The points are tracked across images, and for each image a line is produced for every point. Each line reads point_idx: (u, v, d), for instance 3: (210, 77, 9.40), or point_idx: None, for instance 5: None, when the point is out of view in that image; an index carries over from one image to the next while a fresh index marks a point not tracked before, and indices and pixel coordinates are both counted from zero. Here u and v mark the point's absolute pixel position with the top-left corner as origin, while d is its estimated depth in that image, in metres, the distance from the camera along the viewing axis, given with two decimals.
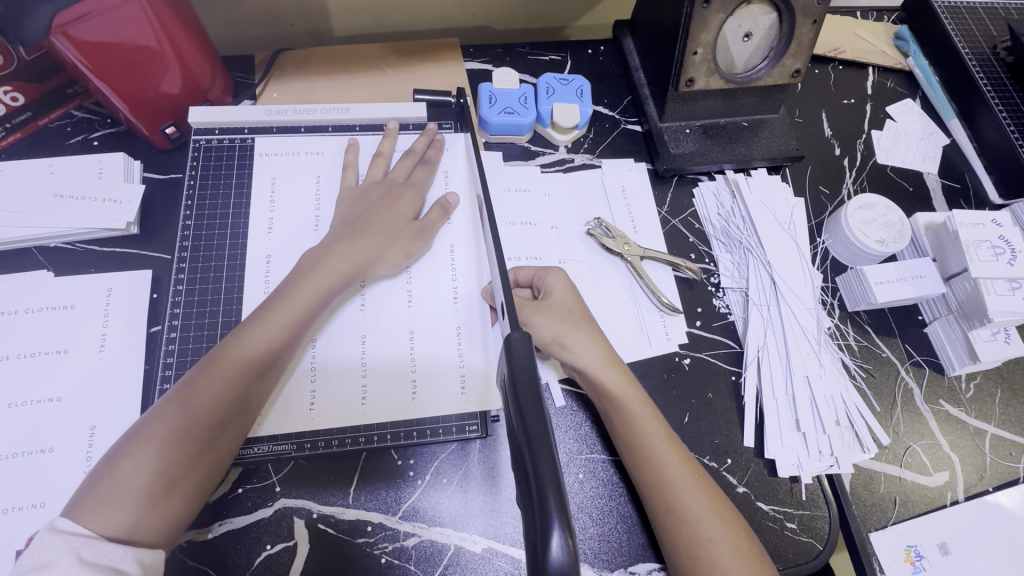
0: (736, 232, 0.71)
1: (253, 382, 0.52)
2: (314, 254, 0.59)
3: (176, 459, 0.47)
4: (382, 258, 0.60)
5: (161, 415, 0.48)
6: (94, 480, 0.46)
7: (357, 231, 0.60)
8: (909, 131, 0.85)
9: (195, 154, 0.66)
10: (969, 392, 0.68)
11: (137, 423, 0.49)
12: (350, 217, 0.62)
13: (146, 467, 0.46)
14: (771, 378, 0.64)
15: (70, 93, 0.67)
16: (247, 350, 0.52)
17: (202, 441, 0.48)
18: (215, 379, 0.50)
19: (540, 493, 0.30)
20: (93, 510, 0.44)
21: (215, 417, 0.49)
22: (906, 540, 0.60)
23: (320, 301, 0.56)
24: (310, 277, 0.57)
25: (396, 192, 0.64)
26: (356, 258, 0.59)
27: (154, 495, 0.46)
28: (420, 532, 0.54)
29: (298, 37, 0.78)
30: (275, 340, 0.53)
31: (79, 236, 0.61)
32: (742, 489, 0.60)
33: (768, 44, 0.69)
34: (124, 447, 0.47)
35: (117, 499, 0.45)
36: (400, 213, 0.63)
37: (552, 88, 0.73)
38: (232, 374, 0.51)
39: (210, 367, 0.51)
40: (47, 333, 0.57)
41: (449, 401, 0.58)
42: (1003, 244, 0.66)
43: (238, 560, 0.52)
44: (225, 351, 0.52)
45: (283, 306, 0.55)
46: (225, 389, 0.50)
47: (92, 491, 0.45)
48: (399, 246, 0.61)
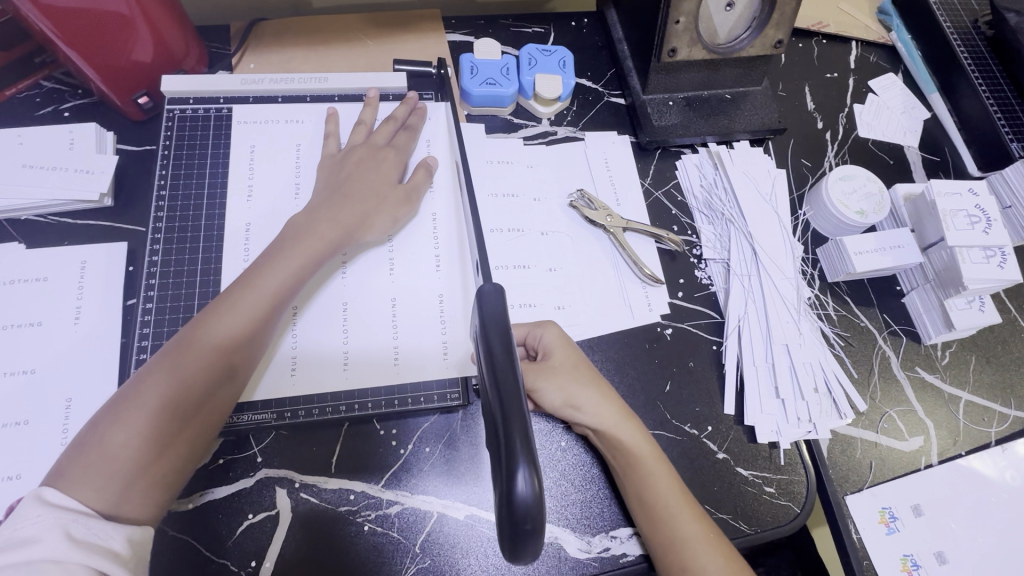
0: (718, 204, 0.72)
1: (240, 353, 0.51)
2: (301, 222, 0.58)
3: (164, 427, 0.47)
4: (369, 224, 0.60)
5: (146, 384, 0.48)
6: (77, 449, 0.45)
7: (343, 198, 0.60)
8: (891, 105, 0.85)
9: (169, 124, 0.64)
10: (944, 359, 0.69)
11: (120, 392, 0.48)
12: (332, 184, 0.61)
13: (133, 437, 0.46)
14: (752, 347, 0.65)
15: (37, 62, 0.65)
16: (234, 320, 0.51)
17: (191, 411, 0.48)
18: (200, 348, 0.49)
19: (507, 441, 0.31)
20: (80, 481, 0.44)
21: (203, 387, 0.49)
22: (881, 502, 0.61)
23: (308, 271, 0.56)
24: (297, 246, 0.56)
25: (378, 155, 0.64)
26: (344, 224, 0.58)
27: (143, 465, 0.46)
28: (403, 500, 0.55)
29: (275, 7, 0.77)
30: (262, 311, 0.52)
31: (51, 209, 0.60)
32: (722, 455, 0.61)
33: (751, 13, 0.69)
34: (108, 416, 0.46)
35: (104, 469, 0.44)
36: (383, 182, 0.62)
37: (534, 59, 0.73)
38: (218, 342, 0.50)
39: (195, 335, 0.50)
40: (21, 306, 0.56)
41: (430, 371, 0.58)
42: (980, 213, 0.66)
43: (220, 529, 0.52)
44: (209, 320, 0.51)
45: (270, 277, 0.54)
46: (211, 359, 0.49)
47: (77, 461, 0.45)
48: (386, 213, 0.61)
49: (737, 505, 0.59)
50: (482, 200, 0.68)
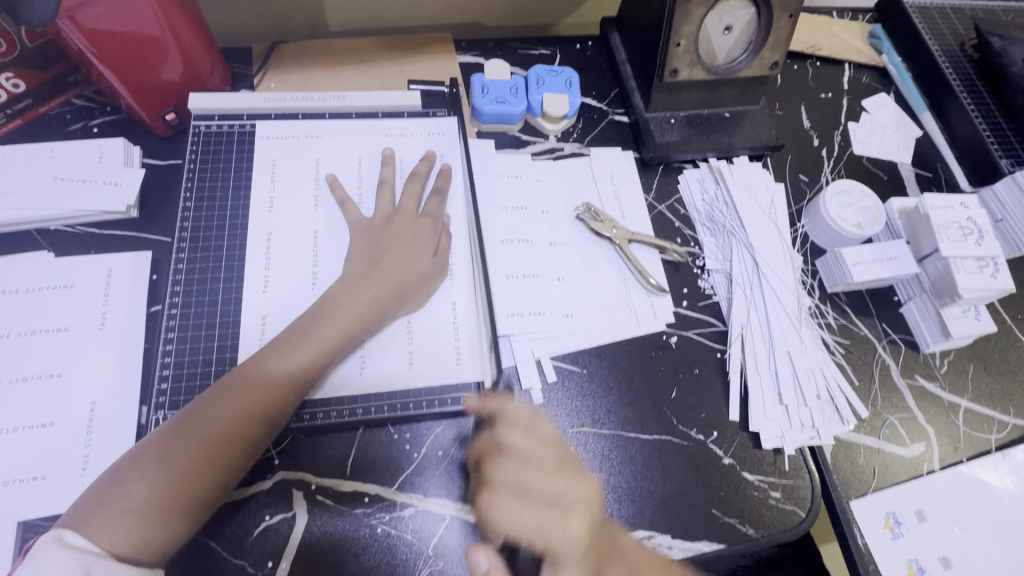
0: (720, 217, 0.74)
1: (260, 423, 0.52)
2: (337, 294, 0.58)
3: (179, 489, 0.48)
4: (406, 297, 0.60)
5: (169, 441, 0.50)
6: (102, 494, 0.48)
7: (379, 269, 0.60)
8: (884, 123, 0.88)
9: (195, 139, 0.67)
10: (943, 368, 0.71)
11: (147, 443, 0.51)
12: (367, 252, 0.61)
13: (152, 493, 0.48)
14: (754, 355, 0.66)
15: (70, 82, 0.68)
16: (256, 391, 0.52)
17: (205, 478, 0.49)
18: (222, 414, 0.51)
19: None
20: (97, 527, 0.46)
21: (221, 453, 0.50)
22: (885, 507, 0.62)
23: (336, 347, 0.56)
24: (329, 318, 0.57)
25: (417, 225, 0.64)
26: (381, 296, 0.59)
27: (154, 521, 0.47)
28: (416, 503, 0.56)
29: (294, 30, 0.80)
30: (286, 386, 0.53)
31: (79, 219, 0.62)
32: (727, 459, 0.62)
33: (748, 36, 0.73)
34: (130, 469, 0.49)
35: (120, 518, 0.47)
36: (419, 251, 0.62)
37: (542, 79, 0.76)
38: (240, 413, 0.51)
39: (223, 397, 0.52)
40: (48, 312, 0.58)
41: (444, 375, 0.60)
42: (971, 225, 0.69)
43: (237, 530, 0.53)
44: (237, 384, 0.53)
45: (298, 351, 0.55)
46: (232, 426, 0.51)
47: (99, 506, 0.47)
48: (421, 287, 0.61)
49: (743, 509, 0.60)
50: (493, 212, 0.70)
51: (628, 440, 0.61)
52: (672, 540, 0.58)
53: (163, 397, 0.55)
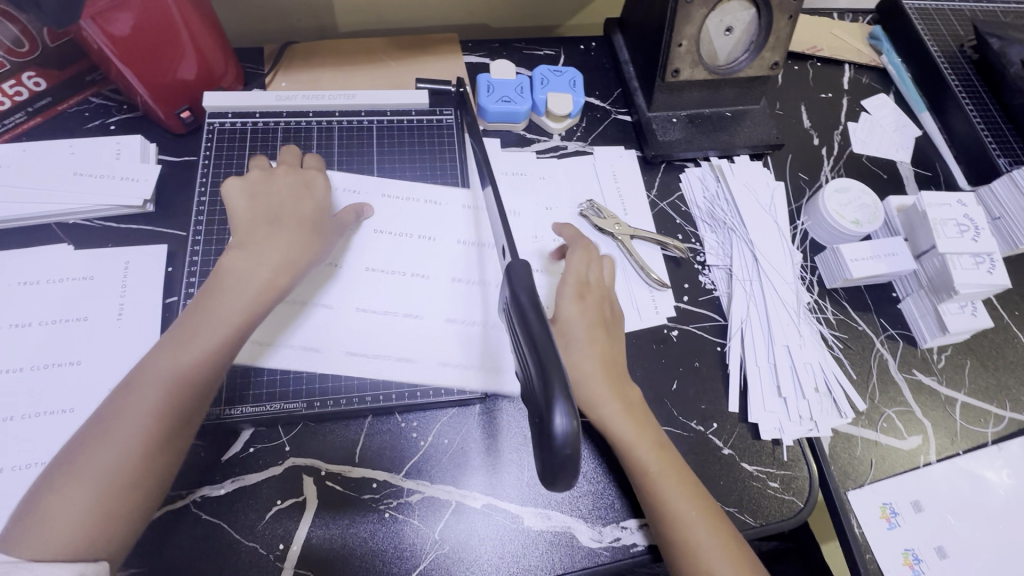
0: (721, 214, 0.76)
1: (177, 405, 0.51)
2: (224, 269, 0.57)
3: (104, 485, 0.47)
4: (295, 260, 0.59)
5: (91, 444, 0.48)
6: (27, 513, 0.46)
7: (259, 233, 0.60)
8: (883, 123, 0.90)
9: (209, 137, 0.69)
10: (940, 363, 0.72)
11: (66, 454, 0.49)
12: (250, 217, 0.61)
13: (73, 496, 0.46)
14: (754, 348, 0.68)
15: (88, 80, 0.70)
16: (159, 375, 0.51)
17: (129, 468, 0.48)
18: (136, 409, 0.49)
19: (546, 383, 0.37)
20: (21, 540, 0.44)
21: (146, 441, 0.49)
22: (882, 498, 0.63)
23: (233, 323, 0.55)
24: (219, 296, 0.56)
25: (297, 194, 0.64)
26: (263, 272, 0.58)
27: (89, 520, 0.45)
28: (423, 489, 0.57)
29: (304, 30, 0.82)
30: (192, 365, 0.52)
31: (97, 213, 0.64)
32: (727, 450, 0.64)
33: (748, 37, 0.74)
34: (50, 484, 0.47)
35: (46, 526, 0.45)
36: (296, 209, 0.63)
37: (546, 79, 0.78)
38: (166, 400, 0.50)
39: (132, 391, 0.50)
40: (67, 302, 0.60)
41: (450, 365, 0.62)
42: (968, 222, 0.70)
43: (250, 514, 0.55)
44: (143, 375, 0.51)
45: (189, 332, 0.53)
46: (148, 413, 0.49)
47: (24, 524, 0.45)
48: (309, 243, 0.61)
49: (742, 499, 0.61)
50: None
51: None
52: None
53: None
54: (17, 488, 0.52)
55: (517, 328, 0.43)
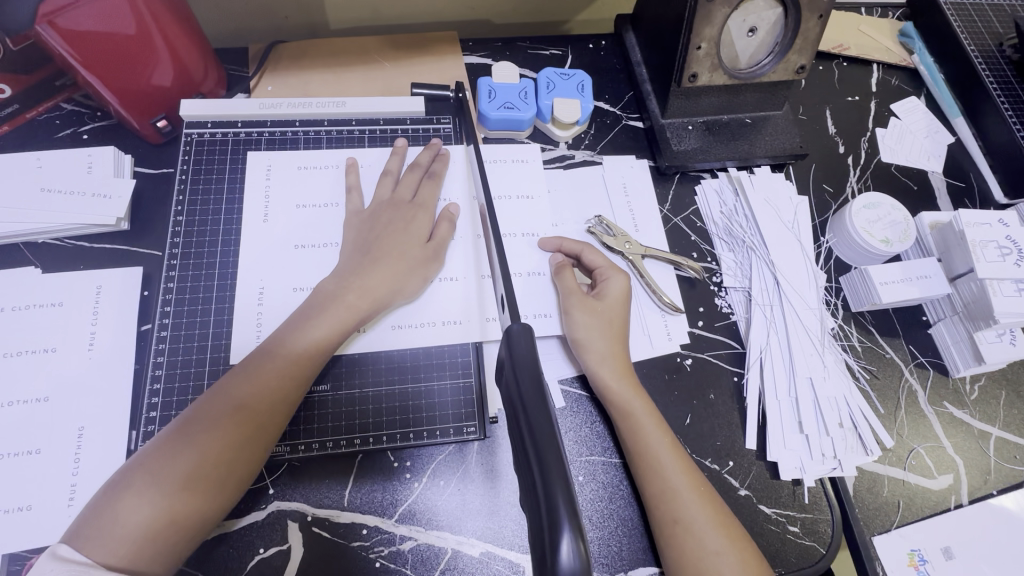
0: (739, 231, 0.70)
1: (259, 425, 0.49)
2: (327, 289, 0.56)
3: (180, 494, 0.46)
4: (402, 285, 0.58)
5: (170, 448, 0.47)
6: (97, 508, 0.45)
7: (372, 258, 0.58)
8: (913, 129, 0.83)
9: (187, 148, 0.64)
10: (973, 394, 0.67)
11: (146, 450, 0.48)
12: (363, 239, 0.60)
13: (150, 501, 0.45)
14: (774, 379, 0.63)
15: (58, 85, 0.65)
16: (257, 386, 0.50)
17: (207, 480, 0.47)
18: (219, 415, 0.49)
19: (549, 498, 0.30)
20: (94, 537, 0.43)
21: (229, 452, 0.48)
22: (909, 543, 0.59)
23: (327, 342, 0.54)
24: (320, 312, 0.55)
25: (408, 212, 0.62)
26: (376, 291, 0.57)
27: (158, 530, 0.45)
28: (417, 536, 0.53)
29: (292, 28, 0.77)
30: (287, 383, 0.51)
31: (67, 233, 0.60)
32: (744, 491, 0.59)
33: (773, 39, 0.68)
34: (125, 480, 0.46)
35: (118, 526, 0.44)
36: (414, 237, 0.61)
37: (552, 83, 0.72)
38: (250, 411, 0.49)
39: (225, 394, 0.50)
40: (34, 331, 0.55)
41: (446, 402, 0.58)
42: (1010, 244, 0.65)
43: (230, 563, 0.51)
44: (238, 381, 0.51)
45: (287, 346, 0.53)
46: (232, 430, 0.48)
47: (97, 517, 0.44)
48: (417, 273, 0.59)
49: (760, 545, 0.57)
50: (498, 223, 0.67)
51: None
52: None
53: (153, 424, 0.53)
54: None
55: (510, 418, 0.36)
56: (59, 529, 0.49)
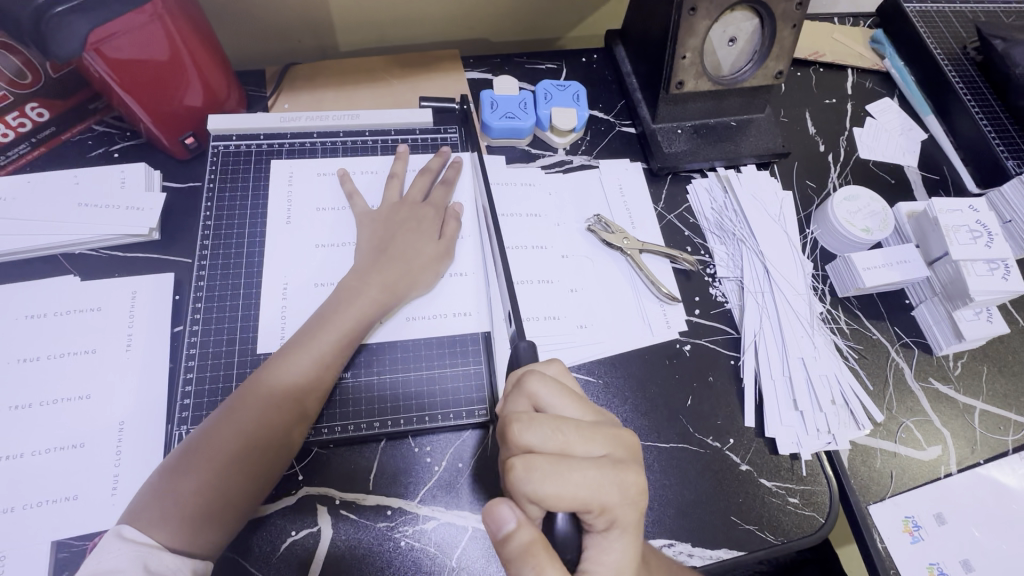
0: (730, 225, 0.75)
1: (294, 408, 0.53)
2: (349, 283, 0.60)
3: (226, 476, 0.50)
4: (417, 277, 0.63)
5: (214, 435, 0.51)
6: (151, 493, 0.49)
7: (388, 255, 0.62)
8: (889, 127, 0.89)
9: (213, 161, 0.69)
10: (957, 370, 0.71)
11: (192, 439, 0.52)
12: (377, 239, 0.64)
13: (200, 483, 0.49)
14: (768, 361, 0.67)
15: (91, 108, 0.70)
16: (290, 374, 0.54)
17: (248, 462, 0.51)
18: (258, 402, 0.53)
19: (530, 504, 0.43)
20: (152, 521, 0.47)
21: (269, 435, 0.52)
22: (904, 511, 0.62)
23: (352, 334, 0.58)
24: (344, 306, 0.59)
25: (418, 211, 0.66)
26: (393, 283, 0.61)
27: (209, 510, 0.48)
28: (439, 515, 0.57)
29: (305, 51, 0.82)
30: (317, 370, 0.55)
31: (102, 243, 0.64)
32: (745, 466, 0.63)
33: (752, 47, 0.74)
34: (176, 466, 0.50)
35: (171, 508, 0.48)
36: (426, 236, 0.65)
37: (550, 94, 0.77)
38: (285, 395, 0.53)
39: (261, 384, 0.54)
40: (75, 335, 0.59)
41: (460, 389, 0.62)
42: (981, 228, 0.70)
43: (264, 546, 0.54)
44: (271, 374, 0.54)
45: (315, 338, 0.56)
46: (270, 414, 0.52)
47: (151, 502, 0.48)
48: (430, 267, 0.64)
49: (762, 516, 0.61)
50: (504, 221, 0.72)
51: (645, 450, 0.62)
52: (693, 548, 0.58)
53: (186, 411, 0.57)
54: (27, 528, 0.51)
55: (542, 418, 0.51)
56: (106, 516, 0.52)
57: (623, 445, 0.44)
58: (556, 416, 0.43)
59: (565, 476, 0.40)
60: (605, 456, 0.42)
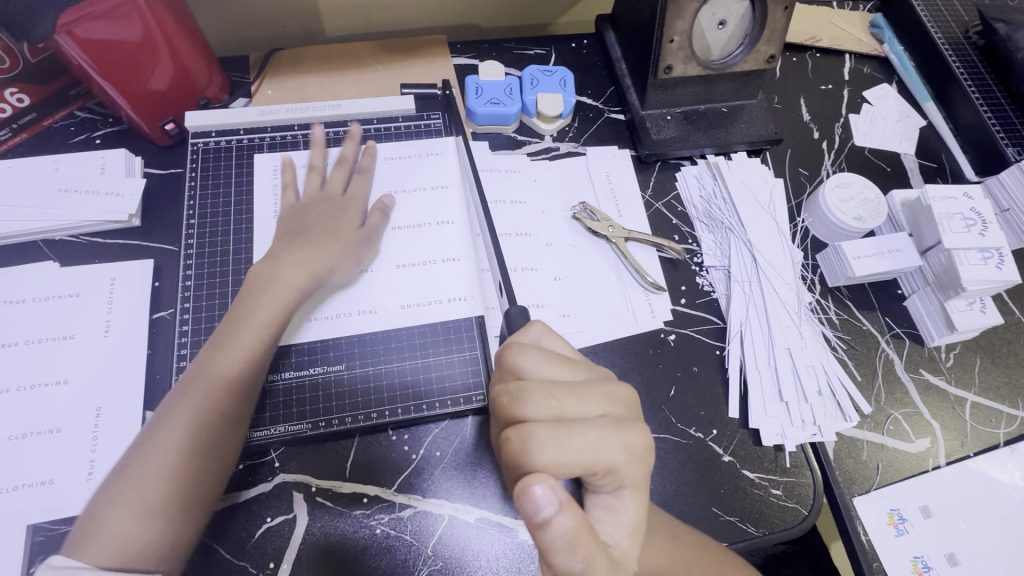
0: (718, 213, 0.74)
1: (216, 417, 0.54)
2: (259, 279, 0.60)
3: (165, 494, 0.50)
4: (334, 263, 0.62)
5: (148, 458, 0.52)
6: (88, 521, 0.50)
7: (303, 240, 0.62)
8: (886, 114, 0.87)
9: (193, 158, 0.68)
10: (949, 361, 0.69)
11: (122, 462, 0.52)
12: (291, 230, 0.64)
13: (127, 510, 0.49)
14: (754, 351, 0.66)
15: (73, 94, 0.70)
16: (205, 387, 0.54)
17: (178, 479, 0.51)
18: (179, 418, 0.53)
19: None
20: (83, 545, 0.48)
21: (197, 449, 0.52)
22: (889, 504, 0.61)
23: (272, 327, 0.58)
24: (250, 299, 0.59)
25: (381, 208, 0.67)
26: (307, 272, 0.61)
27: (143, 530, 0.49)
28: (415, 503, 0.56)
29: (291, 37, 0.81)
30: (228, 378, 0.55)
31: (82, 230, 0.64)
32: (727, 458, 0.62)
33: (743, 31, 0.72)
34: (109, 491, 0.51)
35: (108, 525, 0.49)
36: (344, 226, 0.64)
37: (536, 80, 0.76)
38: (208, 405, 0.54)
39: (184, 392, 0.55)
40: (54, 321, 0.59)
41: (453, 377, 0.61)
42: (975, 216, 0.68)
43: (240, 534, 0.54)
44: (196, 378, 0.55)
45: (223, 348, 0.56)
46: (193, 428, 0.53)
47: (85, 530, 0.49)
48: (347, 254, 0.63)
49: (744, 507, 0.60)
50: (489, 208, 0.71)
51: None
52: None
53: None
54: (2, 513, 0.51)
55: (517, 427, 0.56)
56: (81, 501, 0.52)
57: (621, 402, 0.45)
58: (547, 382, 0.43)
59: (569, 441, 0.40)
60: (605, 415, 0.43)
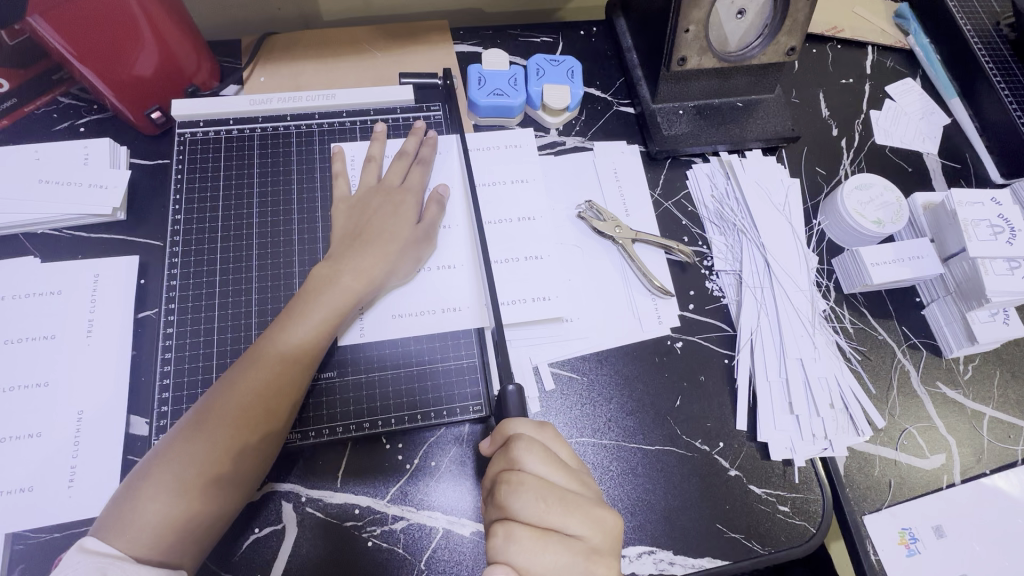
0: (730, 215, 0.70)
1: (262, 409, 0.51)
2: (324, 275, 0.57)
3: (200, 480, 0.48)
4: (397, 265, 0.60)
5: (184, 444, 0.49)
6: (121, 504, 0.47)
7: (363, 240, 0.59)
8: (909, 111, 0.83)
9: (180, 149, 0.65)
10: (967, 374, 0.67)
11: (161, 446, 0.50)
12: (351, 225, 0.61)
13: (164, 496, 0.47)
14: (764, 360, 0.63)
15: (55, 79, 0.66)
16: (256, 376, 0.52)
17: (217, 468, 0.48)
18: (228, 404, 0.51)
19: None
20: (119, 531, 0.45)
21: (240, 437, 0.50)
22: (901, 522, 0.59)
23: (330, 320, 0.55)
24: (315, 297, 0.56)
25: (395, 197, 0.63)
26: (368, 274, 0.58)
27: (180, 519, 0.47)
28: (409, 515, 0.54)
29: (285, 20, 0.77)
30: (283, 371, 0.52)
31: (64, 223, 0.61)
32: (734, 472, 0.59)
33: (762, 20, 0.68)
34: (143, 473, 0.48)
35: (150, 514, 0.46)
36: (402, 219, 0.61)
37: (542, 70, 0.72)
38: (255, 397, 0.51)
39: (240, 378, 0.52)
40: (35, 319, 0.57)
41: (451, 386, 0.59)
42: (1002, 223, 0.64)
43: (226, 545, 0.52)
44: (248, 366, 0.53)
45: (280, 336, 0.54)
46: (238, 417, 0.50)
47: (119, 516, 0.46)
48: (408, 254, 0.60)
49: (749, 524, 0.58)
50: (490, 206, 0.68)
51: (629, 451, 0.59)
52: (674, 556, 0.55)
53: (165, 406, 0.55)
54: None
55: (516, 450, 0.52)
56: (61, 509, 0.50)
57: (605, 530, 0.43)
58: (538, 488, 0.43)
59: (536, 556, 0.41)
60: (580, 539, 0.42)
